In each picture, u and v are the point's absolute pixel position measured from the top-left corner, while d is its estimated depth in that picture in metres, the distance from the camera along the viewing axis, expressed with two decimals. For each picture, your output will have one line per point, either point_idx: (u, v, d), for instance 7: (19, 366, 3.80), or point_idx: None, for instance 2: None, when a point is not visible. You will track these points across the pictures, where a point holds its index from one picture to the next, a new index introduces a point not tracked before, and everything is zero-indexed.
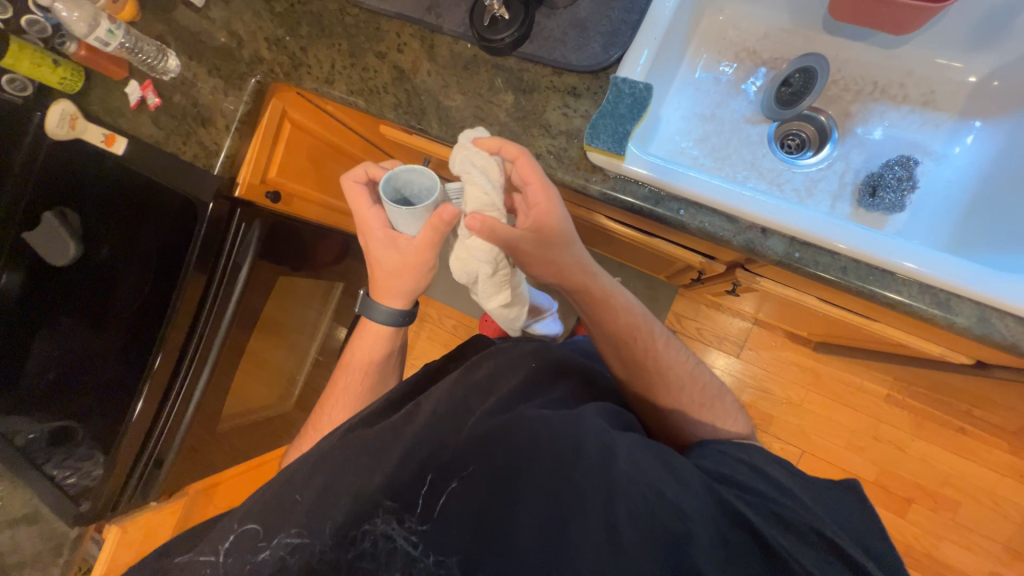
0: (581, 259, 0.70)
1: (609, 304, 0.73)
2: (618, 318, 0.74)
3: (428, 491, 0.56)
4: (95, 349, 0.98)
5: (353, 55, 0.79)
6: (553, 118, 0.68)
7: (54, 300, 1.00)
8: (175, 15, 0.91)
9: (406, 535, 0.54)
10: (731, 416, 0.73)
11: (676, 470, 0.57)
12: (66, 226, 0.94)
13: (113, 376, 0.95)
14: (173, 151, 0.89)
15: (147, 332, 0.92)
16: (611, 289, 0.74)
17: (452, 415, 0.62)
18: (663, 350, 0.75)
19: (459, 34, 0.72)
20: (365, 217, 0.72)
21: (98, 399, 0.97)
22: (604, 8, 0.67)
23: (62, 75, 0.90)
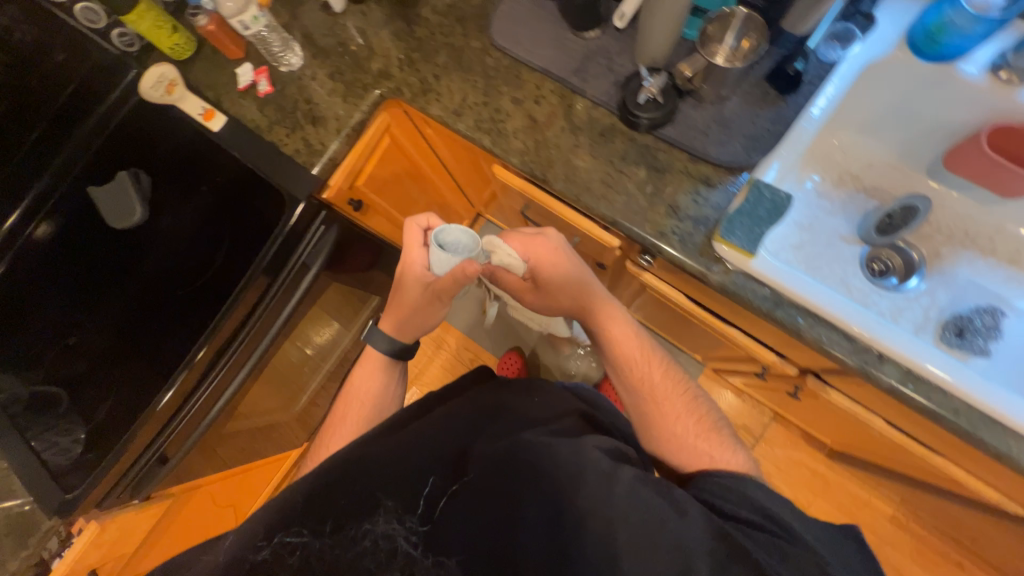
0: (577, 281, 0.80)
1: (611, 331, 0.81)
2: (618, 348, 0.80)
3: (430, 492, 0.60)
4: (111, 326, 0.92)
5: (487, 94, 0.80)
6: (682, 201, 0.70)
7: (86, 263, 0.94)
8: (310, 16, 0.92)
9: (405, 535, 0.55)
10: (729, 451, 0.71)
11: (675, 500, 0.56)
12: (137, 188, 0.90)
13: (129, 362, 0.90)
14: (275, 142, 0.87)
15: (184, 320, 0.88)
16: (611, 323, 0.81)
17: (525, 479, 0.58)
18: (661, 381, 0.78)
19: (601, 101, 0.75)
20: (411, 253, 0.75)
21: (95, 371, 0.90)
22: (751, 112, 0.69)
23: (174, 41, 0.89)
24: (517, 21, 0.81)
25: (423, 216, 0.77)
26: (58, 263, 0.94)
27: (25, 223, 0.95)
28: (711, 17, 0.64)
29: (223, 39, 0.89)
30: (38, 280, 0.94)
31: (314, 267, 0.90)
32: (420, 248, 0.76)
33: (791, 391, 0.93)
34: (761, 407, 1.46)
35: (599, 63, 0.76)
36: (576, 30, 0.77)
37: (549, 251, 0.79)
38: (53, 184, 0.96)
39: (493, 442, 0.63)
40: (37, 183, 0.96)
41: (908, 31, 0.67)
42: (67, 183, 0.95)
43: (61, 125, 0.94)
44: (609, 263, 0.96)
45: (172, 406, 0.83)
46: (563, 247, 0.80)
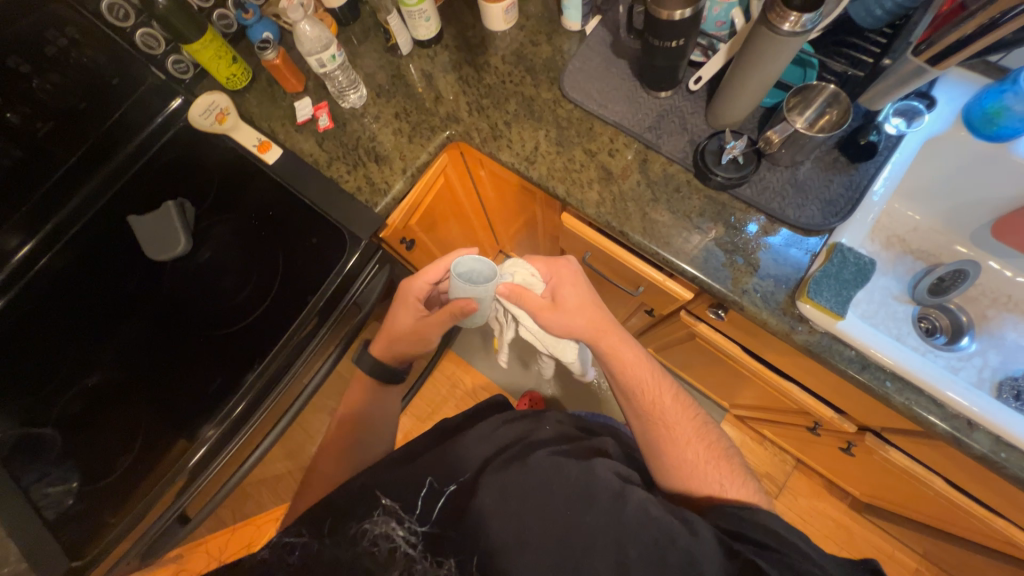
0: (581, 294, 0.79)
1: (618, 354, 0.76)
2: (627, 371, 0.75)
3: (428, 494, 0.68)
4: (121, 368, 0.86)
5: (560, 144, 0.81)
6: (760, 260, 0.71)
7: (119, 295, 0.91)
8: (374, 55, 0.92)
9: (405, 535, 0.64)
10: (738, 481, 0.67)
11: (689, 521, 0.58)
12: (181, 218, 0.90)
13: (139, 414, 0.83)
14: (335, 178, 0.84)
15: (210, 369, 0.84)
16: (619, 344, 0.77)
17: (549, 501, 0.62)
18: (671, 404, 0.74)
19: (676, 158, 0.76)
20: (413, 284, 0.80)
21: (99, 413, 0.84)
22: (824, 178, 0.72)
23: (231, 72, 0.87)
24: (589, 76, 0.83)
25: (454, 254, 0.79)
26: (73, 300, 0.90)
27: (40, 254, 0.91)
28: (792, 90, 0.68)
29: (284, 72, 0.86)
30: (51, 313, 0.89)
31: (365, 308, 0.86)
32: (424, 283, 0.80)
33: (844, 445, 0.93)
34: (783, 455, 1.46)
35: (673, 121, 0.78)
36: (651, 89, 0.79)
37: (571, 276, 0.80)
38: (76, 216, 0.92)
39: (524, 466, 0.66)
40: (61, 212, 0.91)
41: (964, 111, 0.72)
42: (95, 216, 0.92)
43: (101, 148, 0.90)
44: (662, 311, 0.96)
45: (209, 458, 0.77)
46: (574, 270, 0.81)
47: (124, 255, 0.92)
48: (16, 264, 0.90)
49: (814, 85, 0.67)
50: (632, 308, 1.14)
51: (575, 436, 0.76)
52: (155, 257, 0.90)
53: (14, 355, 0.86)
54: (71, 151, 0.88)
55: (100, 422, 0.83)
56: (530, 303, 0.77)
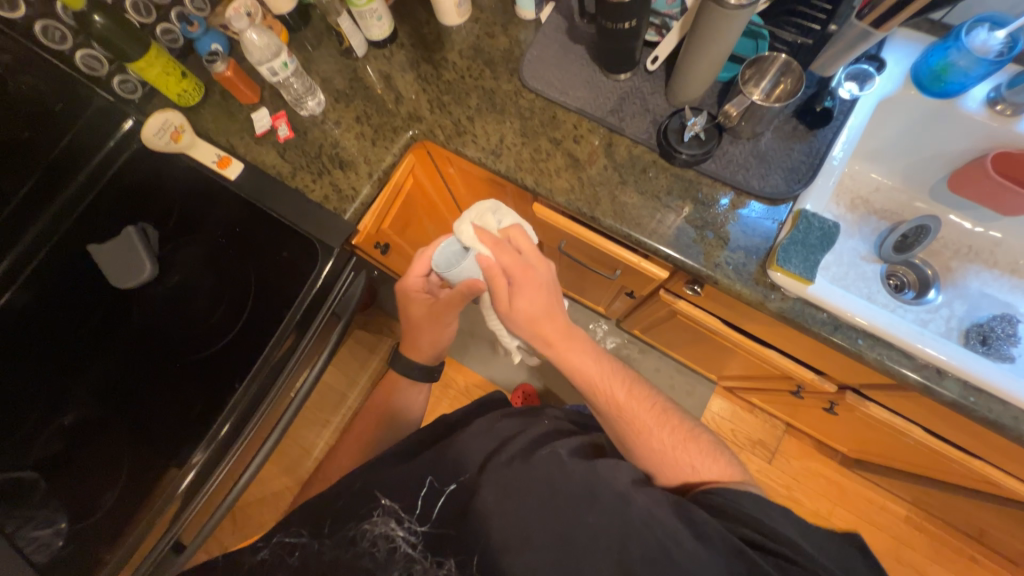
0: (539, 307, 0.70)
1: (572, 363, 0.72)
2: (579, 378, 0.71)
3: (428, 493, 0.69)
4: (99, 402, 0.84)
5: (525, 134, 0.80)
6: (730, 233, 0.72)
7: (91, 327, 0.88)
8: (328, 59, 0.90)
9: (405, 535, 0.65)
10: (724, 462, 0.68)
11: (695, 524, 0.58)
12: (145, 244, 0.88)
13: (123, 448, 0.81)
14: (300, 188, 0.83)
15: (193, 394, 0.82)
16: (572, 353, 0.71)
17: (554, 503, 0.63)
18: (626, 403, 0.71)
19: (640, 139, 0.77)
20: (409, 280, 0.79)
21: (80, 452, 0.81)
22: (785, 147, 0.73)
23: (182, 88, 0.84)
24: (548, 64, 0.82)
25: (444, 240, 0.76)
26: (37, 337, 0.86)
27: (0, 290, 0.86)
28: (746, 62, 0.69)
29: (237, 85, 0.84)
30: (16, 353, 0.85)
31: (345, 317, 0.86)
32: (419, 276, 0.79)
33: (828, 405, 0.96)
34: (773, 420, 1.49)
35: (634, 103, 0.79)
36: (609, 72, 0.79)
37: (537, 284, 0.70)
38: (33, 249, 0.88)
39: (529, 464, 0.67)
40: (15, 246, 0.87)
41: (913, 70, 0.74)
42: (53, 249, 0.89)
43: (51, 177, 0.86)
44: (642, 292, 0.97)
45: (200, 483, 0.76)
46: (541, 269, 0.71)
47: (90, 287, 0.89)
48: None
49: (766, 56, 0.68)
50: (613, 292, 1.16)
51: (569, 429, 0.77)
52: (119, 284, 0.87)
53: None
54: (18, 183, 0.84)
55: (84, 461, 0.80)
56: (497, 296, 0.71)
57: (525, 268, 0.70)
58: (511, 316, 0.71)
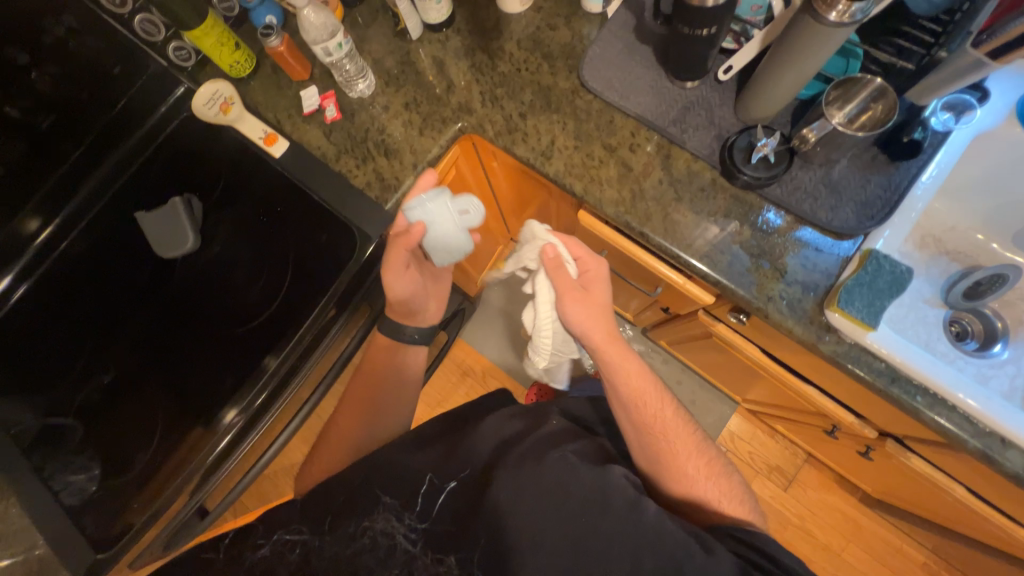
0: (605, 301, 0.75)
1: (627, 364, 0.73)
2: (632, 382, 0.72)
3: (428, 491, 0.67)
4: (138, 357, 0.90)
5: (579, 138, 0.76)
6: (789, 265, 0.67)
7: (134, 288, 0.92)
8: (381, 40, 0.87)
9: (405, 533, 0.62)
10: (739, 497, 0.69)
11: (705, 541, 0.59)
12: (188, 214, 0.90)
13: (158, 406, 0.86)
14: (343, 173, 0.81)
15: (225, 361, 0.86)
16: (627, 353, 0.73)
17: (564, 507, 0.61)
18: (670, 417, 0.72)
19: (702, 154, 0.72)
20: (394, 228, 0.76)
21: (119, 404, 0.88)
22: (860, 179, 0.68)
23: (235, 59, 0.83)
24: (611, 64, 0.78)
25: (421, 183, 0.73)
26: (86, 292, 0.91)
27: (57, 240, 0.91)
28: (832, 83, 0.63)
29: (290, 60, 0.82)
30: (68, 306, 0.91)
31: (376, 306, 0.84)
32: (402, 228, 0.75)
33: (863, 448, 0.91)
34: (794, 448, 1.45)
35: (699, 114, 0.73)
36: (677, 78, 0.74)
37: (601, 279, 0.76)
38: (86, 207, 0.91)
39: (541, 466, 0.65)
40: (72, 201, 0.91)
41: (1019, 105, 0.67)
42: (104, 206, 0.91)
43: (105, 139, 0.88)
44: (681, 310, 0.93)
45: (223, 456, 0.76)
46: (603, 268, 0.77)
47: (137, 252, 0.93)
48: (30, 252, 0.91)
49: (859, 78, 0.62)
50: (646, 304, 1.12)
51: (581, 434, 0.74)
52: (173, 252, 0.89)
53: (35, 348, 0.89)
54: (75, 144, 0.86)
55: (123, 410, 0.87)
56: (563, 282, 0.73)
57: (590, 265, 0.76)
58: (578, 305, 0.73)
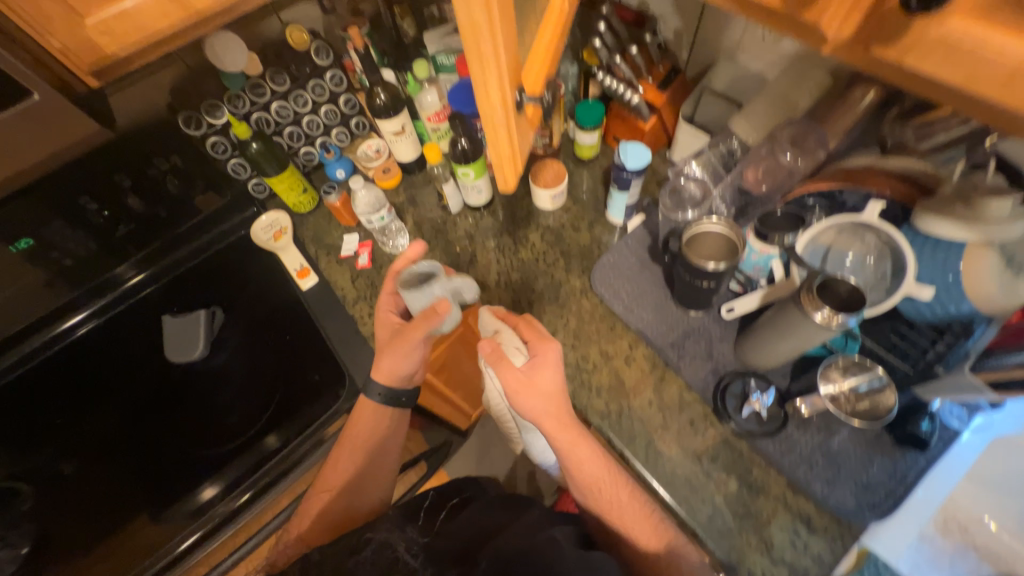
0: (557, 383, 0.63)
1: (577, 455, 0.61)
2: (583, 475, 0.61)
3: (432, 503, 0.68)
4: (128, 427, 0.94)
5: (578, 337, 0.78)
6: (777, 538, 0.62)
7: (139, 368, 0.94)
8: (425, 206, 0.99)
9: (406, 544, 0.55)
10: None
11: None
12: (208, 323, 0.95)
13: (128, 483, 0.90)
14: (355, 317, 0.86)
15: (200, 463, 0.91)
16: (578, 442, 0.62)
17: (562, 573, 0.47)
18: (636, 517, 0.59)
19: (695, 386, 0.71)
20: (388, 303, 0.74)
21: (81, 479, 0.90)
22: (862, 456, 0.63)
23: (300, 199, 0.96)
24: (620, 275, 0.82)
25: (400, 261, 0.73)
26: (115, 356, 0.91)
27: (143, 286, 0.89)
28: (829, 363, 0.63)
29: (342, 211, 0.93)
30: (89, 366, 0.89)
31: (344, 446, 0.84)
32: (390, 294, 0.74)
33: None
34: None
35: (698, 343, 0.74)
36: (681, 304, 0.76)
37: (550, 361, 0.62)
38: (170, 270, 0.91)
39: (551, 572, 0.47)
40: (162, 260, 0.90)
41: None
42: (184, 273, 0.91)
43: (203, 223, 0.92)
44: None
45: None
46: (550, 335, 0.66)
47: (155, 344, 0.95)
48: (115, 294, 0.87)
49: (864, 360, 0.63)
50: None
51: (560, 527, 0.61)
52: (182, 358, 0.94)
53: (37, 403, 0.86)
54: (168, 227, 0.90)
55: (85, 483, 0.89)
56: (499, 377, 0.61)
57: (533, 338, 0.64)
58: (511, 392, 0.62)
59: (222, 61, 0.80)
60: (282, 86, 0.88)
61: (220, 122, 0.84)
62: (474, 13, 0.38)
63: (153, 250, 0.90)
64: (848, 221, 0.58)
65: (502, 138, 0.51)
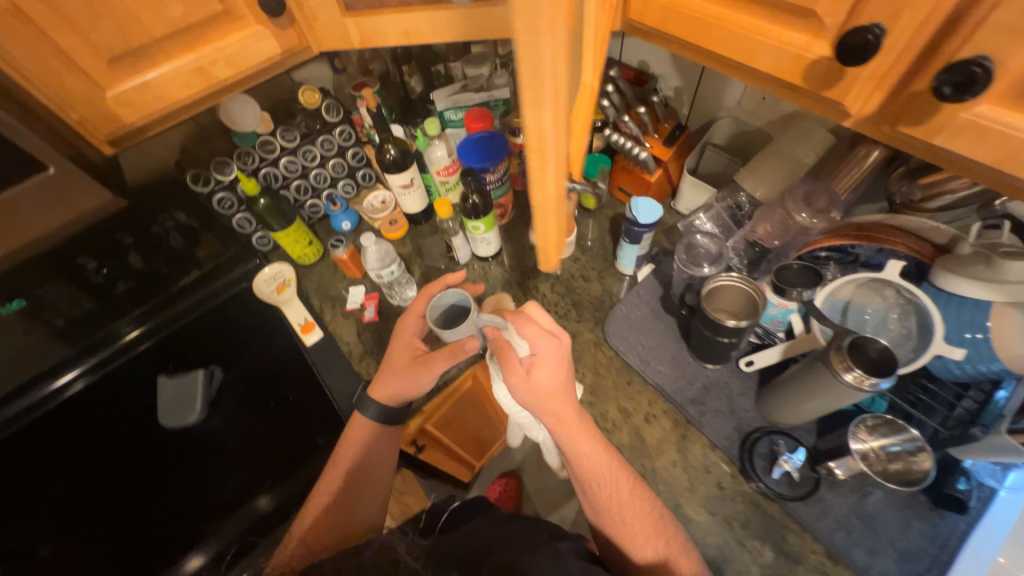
0: (565, 380, 0.59)
1: (575, 448, 0.58)
2: (581, 468, 0.58)
3: (437, 506, 0.84)
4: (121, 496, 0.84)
5: (594, 393, 0.76)
6: None
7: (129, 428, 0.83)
8: (432, 256, 0.98)
9: (406, 546, 0.53)
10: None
11: None
12: (206, 382, 0.85)
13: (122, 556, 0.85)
14: (362, 374, 0.83)
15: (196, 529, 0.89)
16: (580, 436, 0.59)
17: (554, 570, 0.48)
18: (626, 506, 0.58)
19: (719, 445, 0.68)
20: (408, 326, 0.72)
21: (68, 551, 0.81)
22: (900, 519, 0.60)
23: (306, 252, 0.94)
24: (634, 327, 0.81)
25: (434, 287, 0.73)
26: (107, 418, 0.79)
27: (140, 341, 0.78)
28: (874, 415, 0.61)
29: (349, 265, 0.92)
30: (71, 433, 0.77)
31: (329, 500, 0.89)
32: (416, 317, 0.72)
33: None
34: None
35: (719, 398, 0.72)
36: (698, 357, 0.75)
37: (557, 358, 0.58)
38: (170, 323, 0.80)
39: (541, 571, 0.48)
40: (162, 312, 0.80)
41: None
42: (185, 329, 0.82)
43: (211, 272, 0.85)
44: None
45: None
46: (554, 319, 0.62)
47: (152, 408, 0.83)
48: (108, 350, 0.76)
49: (895, 418, 0.60)
50: None
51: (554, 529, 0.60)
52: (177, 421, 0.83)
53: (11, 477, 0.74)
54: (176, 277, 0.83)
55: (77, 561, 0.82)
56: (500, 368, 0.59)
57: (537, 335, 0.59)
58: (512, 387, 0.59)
59: (236, 119, 0.83)
60: (293, 142, 0.89)
61: (227, 178, 0.83)
62: (541, 128, 0.33)
63: (156, 303, 0.80)
64: (867, 277, 0.59)
65: (550, 224, 0.46)
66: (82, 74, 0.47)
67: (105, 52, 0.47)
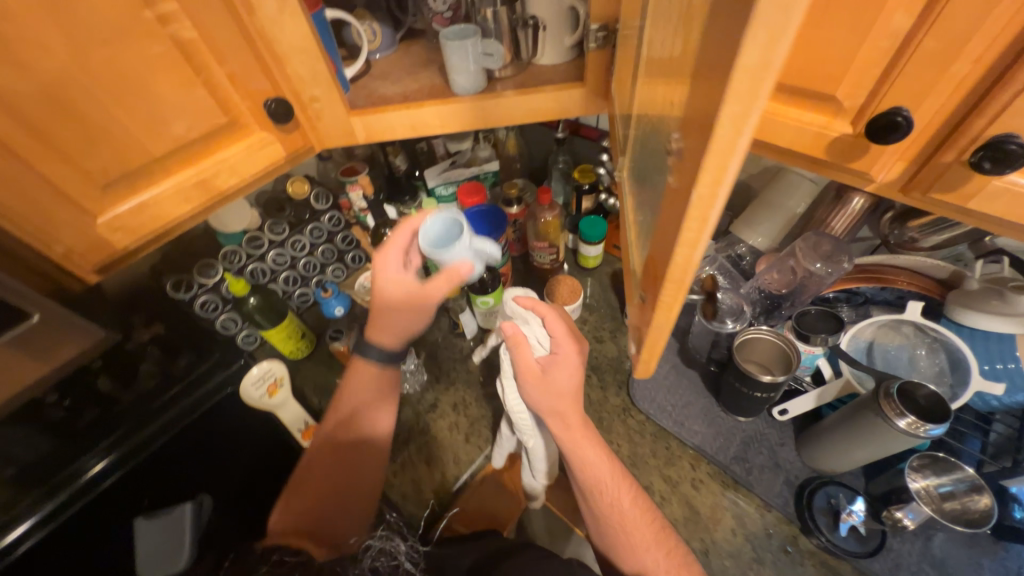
0: (571, 384, 0.56)
1: (579, 454, 0.55)
2: (586, 473, 0.55)
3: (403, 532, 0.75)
4: None
5: (634, 464, 0.72)
6: None
7: None
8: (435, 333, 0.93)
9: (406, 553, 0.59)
10: None
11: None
12: (194, 521, 0.55)
13: None
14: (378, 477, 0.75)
15: None
16: (586, 440, 0.55)
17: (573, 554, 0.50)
18: (630, 517, 0.53)
19: (774, 504, 0.66)
20: (394, 256, 0.63)
21: None
22: (968, 558, 0.59)
23: (298, 346, 0.88)
24: (658, 385, 0.79)
25: (419, 217, 0.64)
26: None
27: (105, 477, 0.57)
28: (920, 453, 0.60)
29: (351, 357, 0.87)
30: None
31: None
32: (400, 247, 0.63)
33: None
34: None
35: (761, 452, 0.71)
36: (730, 411, 0.73)
37: (572, 366, 0.57)
38: (141, 449, 0.61)
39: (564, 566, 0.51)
40: (131, 438, 0.61)
41: None
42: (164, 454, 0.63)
43: (190, 381, 0.69)
44: None
45: None
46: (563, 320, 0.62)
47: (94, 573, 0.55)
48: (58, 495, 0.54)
49: (944, 455, 0.59)
50: None
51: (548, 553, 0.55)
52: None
53: None
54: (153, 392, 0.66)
55: None
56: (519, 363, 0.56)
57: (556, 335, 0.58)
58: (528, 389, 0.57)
59: (226, 222, 0.80)
60: (281, 235, 0.85)
61: (212, 281, 0.79)
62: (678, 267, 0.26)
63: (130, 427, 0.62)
64: (887, 317, 0.63)
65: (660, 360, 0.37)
66: (71, 203, 0.42)
67: (99, 177, 0.43)
